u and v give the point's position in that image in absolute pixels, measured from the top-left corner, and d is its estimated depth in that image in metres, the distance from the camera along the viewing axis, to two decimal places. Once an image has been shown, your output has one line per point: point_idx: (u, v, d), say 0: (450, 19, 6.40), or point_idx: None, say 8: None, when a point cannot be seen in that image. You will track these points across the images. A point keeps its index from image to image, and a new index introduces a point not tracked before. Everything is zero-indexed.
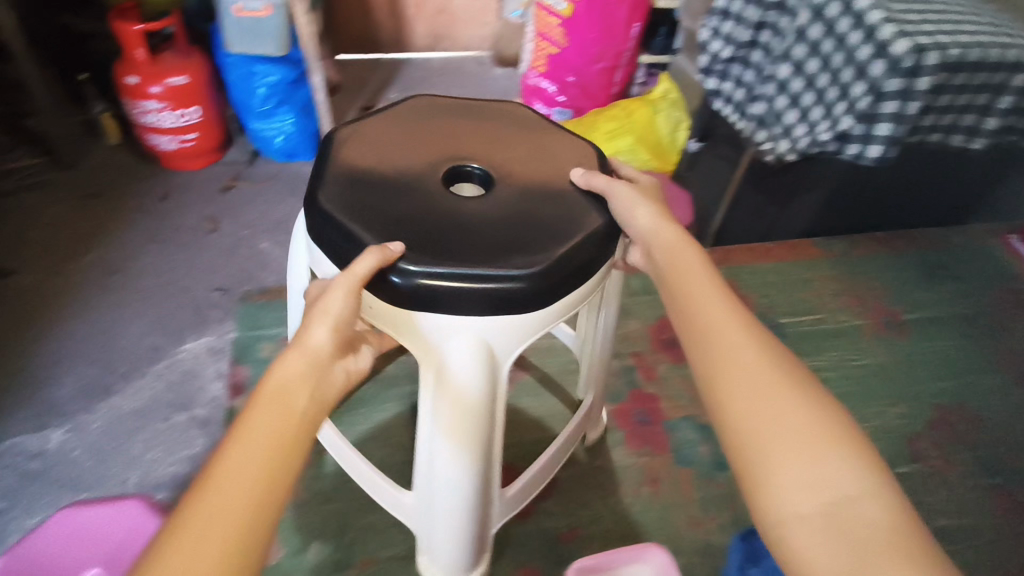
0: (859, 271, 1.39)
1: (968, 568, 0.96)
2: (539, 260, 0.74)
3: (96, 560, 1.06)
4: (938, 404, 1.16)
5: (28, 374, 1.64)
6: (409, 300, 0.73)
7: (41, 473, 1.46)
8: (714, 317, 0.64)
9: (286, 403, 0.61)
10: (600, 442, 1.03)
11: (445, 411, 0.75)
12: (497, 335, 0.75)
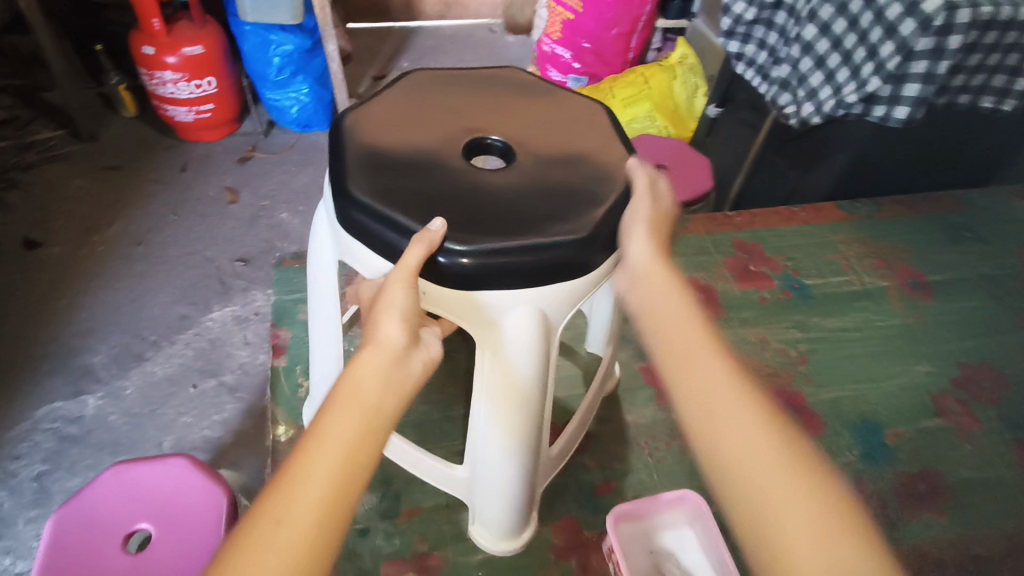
0: (883, 234, 1.40)
1: (995, 518, 0.98)
2: (587, 221, 0.68)
3: (145, 515, 1.04)
4: (962, 362, 1.18)
5: (62, 342, 1.68)
6: (456, 282, 0.65)
7: (80, 437, 1.50)
8: (691, 357, 0.59)
9: (363, 400, 0.56)
10: (630, 398, 1.06)
11: (505, 387, 0.71)
12: (557, 304, 0.69)
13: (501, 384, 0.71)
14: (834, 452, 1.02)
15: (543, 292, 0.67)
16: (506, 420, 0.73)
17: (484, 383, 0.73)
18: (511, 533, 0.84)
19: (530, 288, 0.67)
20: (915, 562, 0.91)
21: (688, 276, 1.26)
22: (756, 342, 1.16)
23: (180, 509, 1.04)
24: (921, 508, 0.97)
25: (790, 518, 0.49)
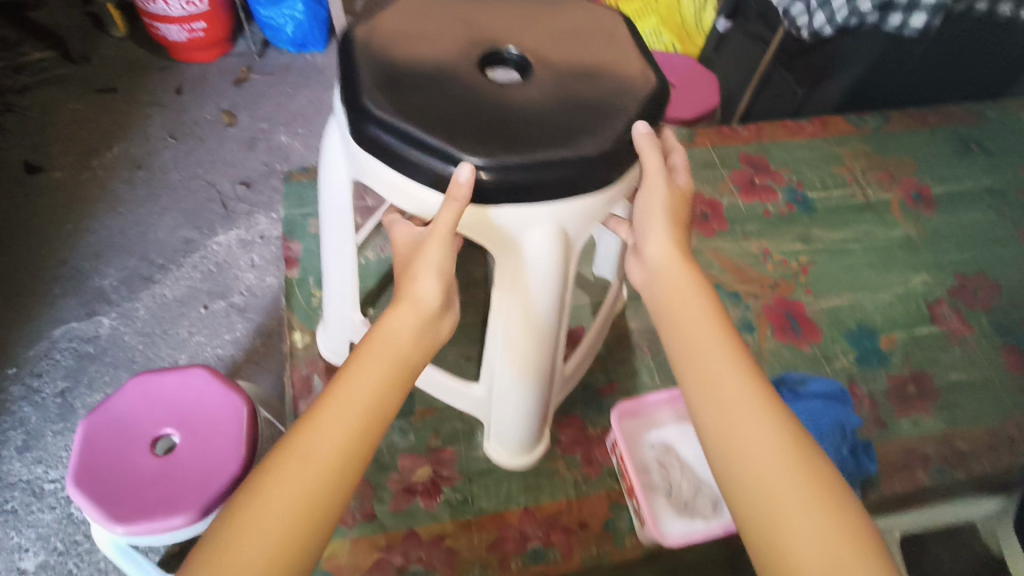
0: (889, 147, 1.39)
1: (979, 415, 1.03)
2: (611, 138, 0.62)
3: (169, 419, 1.15)
4: (959, 272, 1.20)
5: (72, 265, 1.70)
6: (474, 198, 0.60)
7: (98, 355, 1.55)
8: (709, 361, 0.60)
9: (394, 355, 0.59)
10: (634, 307, 1.08)
11: (524, 312, 0.68)
12: (577, 223, 0.63)
13: (520, 309, 0.67)
14: (830, 356, 1.06)
15: (565, 209, 0.62)
16: (523, 341, 0.71)
17: (501, 307, 0.69)
18: (527, 446, 0.87)
19: (552, 205, 0.61)
20: (901, 455, 0.97)
21: (693, 190, 1.26)
22: (759, 254, 1.18)
23: (202, 416, 1.16)
24: (910, 407, 1.02)
25: (790, 540, 0.52)
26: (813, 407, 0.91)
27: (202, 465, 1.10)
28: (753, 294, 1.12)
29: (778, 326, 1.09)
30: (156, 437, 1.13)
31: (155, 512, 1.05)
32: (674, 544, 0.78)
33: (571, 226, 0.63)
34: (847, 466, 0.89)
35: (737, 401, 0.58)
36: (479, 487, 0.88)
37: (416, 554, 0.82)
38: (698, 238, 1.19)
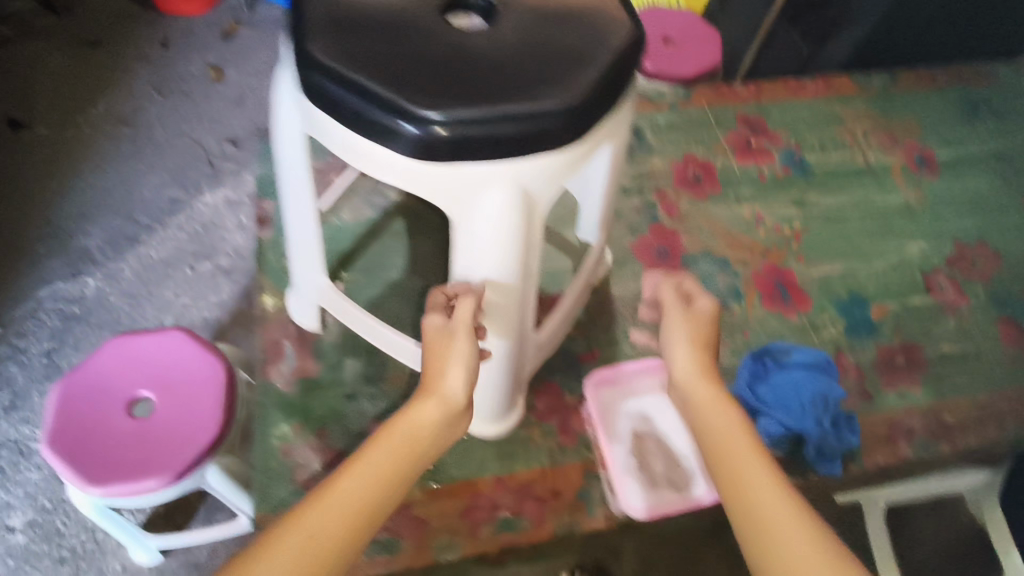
0: (894, 108, 1.33)
1: (969, 388, 1.00)
2: (579, 88, 0.57)
3: (145, 381, 1.13)
4: (958, 241, 1.16)
5: (57, 224, 1.67)
6: (427, 155, 0.55)
7: (83, 316, 1.54)
8: (741, 463, 0.63)
9: (413, 442, 0.61)
10: (619, 273, 1.04)
11: (484, 277, 0.63)
12: (539, 183, 0.59)
13: (481, 274, 0.63)
14: (819, 325, 1.03)
15: (526, 165, 0.57)
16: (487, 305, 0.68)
17: (460, 271, 0.65)
18: (499, 414, 0.85)
19: (511, 161, 0.56)
20: (885, 428, 0.95)
21: (686, 151, 1.20)
22: (751, 219, 1.13)
23: (178, 377, 1.14)
24: (897, 379, 0.99)
25: None
26: (797, 378, 0.88)
27: (179, 427, 1.09)
28: (743, 260, 1.08)
29: (767, 294, 1.05)
30: (133, 399, 1.12)
31: (131, 473, 1.04)
32: (641, 516, 0.79)
33: (532, 186, 0.58)
34: (828, 439, 0.87)
35: (766, 497, 0.61)
36: (450, 456, 0.86)
37: (385, 522, 0.81)
38: (689, 200, 1.14)
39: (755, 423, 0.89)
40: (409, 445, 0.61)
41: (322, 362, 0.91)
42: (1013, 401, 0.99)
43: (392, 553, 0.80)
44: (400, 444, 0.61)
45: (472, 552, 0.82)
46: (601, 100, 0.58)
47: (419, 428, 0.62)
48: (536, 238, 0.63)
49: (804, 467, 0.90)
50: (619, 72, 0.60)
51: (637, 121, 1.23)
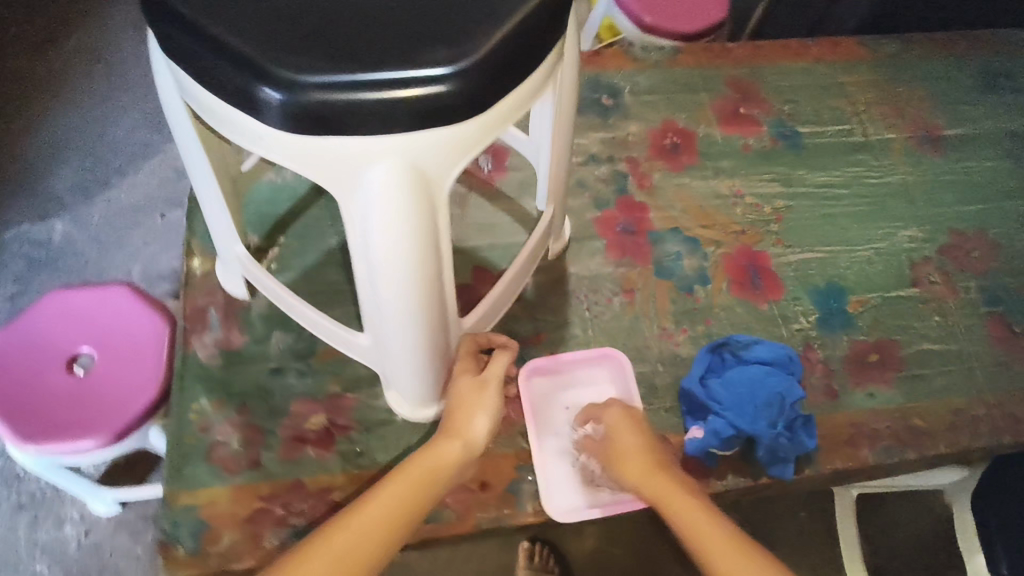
0: (903, 77, 1.21)
1: (946, 392, 0.93)
2: (474, 47, 0.48)
3: (87, 338, 1.09)
4: (955, 229, 1.06)
5: (25, 161, 1.60)
6: (299, 128, 0.47)
7: (49, 262, 1.49)
8: (715, 544, 0.66)
9: (439, 466, 0.71)
10: (577, 250, 0.97)
11: (381, 269, 0.55)
12: (433, 161, 0.49)
13: (377, 266, 0.55)
14: (788, 317, 0.95)
15: (416, 140, 0.48)
16: (393, 299, 0.59)
17: (358, 261, 0.57)
18: (427, 399, 0.80)
19: (398, 135, 0.48)
20: (848, 430, 0.88)
21: (667, 116, 1.10)
22: (728, 195, 1.05)
23: (121, 336, 1.10)
24: (867, 377, 0.92)
25: None
26: (753, 376, 0.82)
27: (119, 387, 1.05)
28: (714, 241, 1.00)
29: (737, 280, 0.97)
30: (73, 357, 1.08)
31: (67, 432, 1.01)
32: (558, 517, 0.78)
33: (423, 165, 0.49)
34: (782, 443, 0.81)
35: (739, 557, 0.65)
36: (375, 439, 0.82)
37: (299, 507, 0.78)
38: (663, 173, 1.05)
39: (706, 420, 0.83)
40: (435, 471, 0.71)
41: (248, 334, 0.86)
42: (992, 407, 0.92)
43: None
44: (427, 466, 0.71)
45: None
46: (502, 61, 0.49)
47: (444, 457, 0.72)
48: (441, 224, 0.54)
49: (756, 469, 0.84)
50: (531, 31, 0.51)
51: (617, 81, 1.12)
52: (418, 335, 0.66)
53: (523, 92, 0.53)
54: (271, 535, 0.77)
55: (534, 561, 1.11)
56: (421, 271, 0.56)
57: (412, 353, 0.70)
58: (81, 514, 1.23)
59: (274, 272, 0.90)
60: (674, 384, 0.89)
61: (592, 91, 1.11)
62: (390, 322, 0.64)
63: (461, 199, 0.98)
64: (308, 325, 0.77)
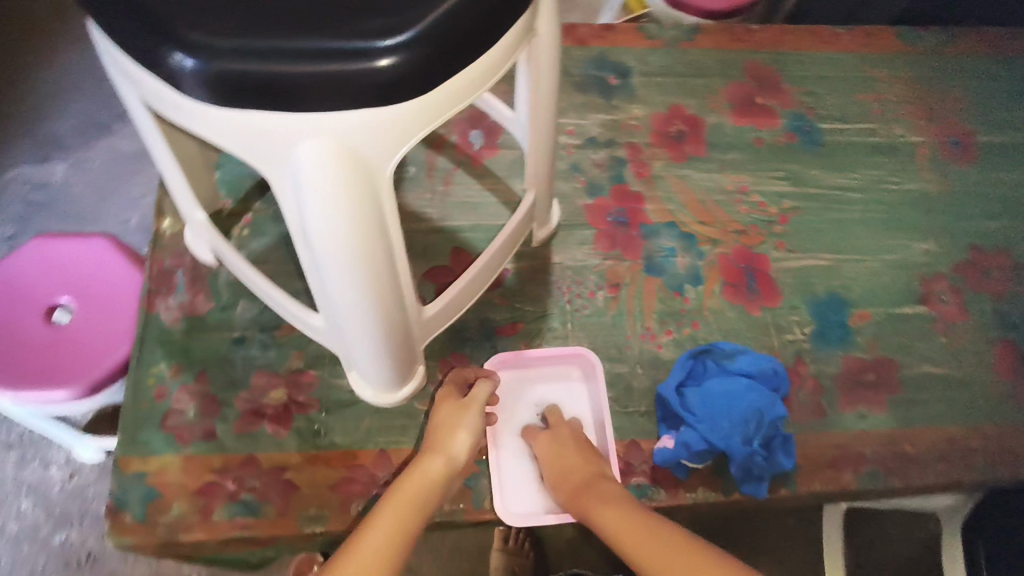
0: (939, 75, 1.12)
1: (942, 419, 0.87)
2: (415, 17, 0.44)
3: (66, 290, 1.01)
4: (975, 245, 0.99)
5: (23, 92, 1.46)
6: (218, 100, 0.44)
7: (47, 205, 1.36)
8: (636, 533, 0.65)
9: (427, 485, 0.68)
10: (564, 238, 0.92)
11: (320, 258, 0.51)
12: (370, 142, 0.46)
13: (316, 255, 0.51)
14: (781, 326, 0.90)
15: (347, 119, 0.45)
16: (337, 291, 0.56)
17: (301, 250, 0.53)
18: (390, 387, 0.76)
19: (326, 112, 0.44)
20: (832, 451, 0.84)
21: (675, 102, 1.04)
22: (732, 190, 0.98)
23: (105, 283, 1.02)
24: (860, 397, 0.87)
25: None
26: (732, 389, 0.79)
27: (100, 336, 0.97)
28: (711, 239, 0.94)
29: (731, 283, 0.92)
30: (54, 304, 1.01)
31: (39, 386, 0.93)
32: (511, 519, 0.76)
33: (360, 146, 0.46)
34: (756, 461, 0.77)
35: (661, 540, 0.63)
36: (334, 420, 0.79)
37: (251, 483, 0.75)
38: (664, 162, 0.99)
39: (678, 430, 0.80)
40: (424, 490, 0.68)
41: (214, 300, 0.84)
42: (990, 440, 0.87)
43: (255, 517, 0.74)
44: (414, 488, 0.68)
45: (340, 529, 0.75)
46: (448, 32, 0.45)
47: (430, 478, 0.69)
48: (386, 210, 0.50)
49: (727, 485, 0.80)
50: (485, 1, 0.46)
51: (625, 59, 1.07)
52: (371, 328, 0.62)
53: (478, 71, 0.49)
54: (220, 509, 0.74)
55: (507, 545, 1.06)
56: (366, 262, 0.52)
57: (366, 346, 0.66)
58: (69, 458, 1.14)
59: (246, 238, 0.88)
60: (651, 388, 0.85)
61: (598, 69, 1.05)
62: (340, 314, 0.60)
63: (448, 175, 0.94)
64: (267, 301, 0.73)
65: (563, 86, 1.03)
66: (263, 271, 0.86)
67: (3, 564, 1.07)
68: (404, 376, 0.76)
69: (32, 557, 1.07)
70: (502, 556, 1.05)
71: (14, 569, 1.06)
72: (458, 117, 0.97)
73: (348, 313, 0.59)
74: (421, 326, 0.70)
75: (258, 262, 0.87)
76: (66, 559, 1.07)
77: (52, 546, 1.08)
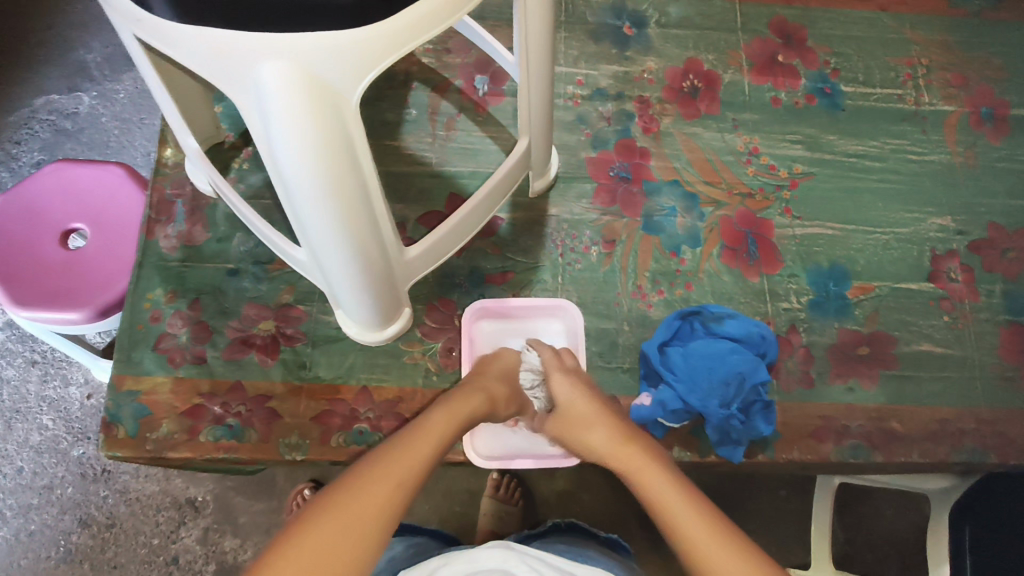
0: (979, 41, 1.05)
1: (934, 399, 0.85)
2: None
3: (81, 216, 1.03)
4: (992, 223, 0.95)
5: (47, 15, 1.45)
6: (184, 17, 0.45)
7: (73, 133, 1.36)
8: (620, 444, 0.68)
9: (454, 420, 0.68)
10: (561, 189, 0.91)
11: (290, 187, 0.51)
12: (331, 64, 0.45)
13: (287, 183, 0.51)
14: (778, 293, 0.88)
15: (309, 41, 0.44)
16: (312, 224, 0.55)
17: (276, 182, 0.53)
18: (374, 325, 0.77)
19: (285, 33, 0.44)
20: (815, 422, 0.82)
21: (692, 55, 1.00)
22: (742, 151, 0.95)
23: (118, 213, 1.04)
24: (851, 370, 0.85)
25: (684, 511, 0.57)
26: (715, 350, 0.78)
27: (111, 264, 0.99)
28: (714, 201, 0.92)
29: (730, 246, 0.90)
30: (68, 230, 1.02)
31: (52, 307, 0.95)
32: (477, 462, 0.79)
33: (319, 69, 0.45)
34: (733, 425, 0.78)
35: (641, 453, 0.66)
36: (320, 354, 0.81)
37: (236, 408, 0.78)
38: (674, 118, 0.96)
39: (657, 388, 0.80)
40: (440, 435, 0.64)
41: (211, 232, 0.87)
42: (983, 423, 0.84)
43: (238, 440, 0.77)
44: (431, 429, 0.65)
45: (319, 458, 0.77)
46: None
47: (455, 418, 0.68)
48: (354, 137, 0.50)
49: (704, 446, 0.80)
50: None
51: (644, 9, 1.03)
52: (349, 263, 0.62)
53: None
54: (206, 431, 0.77)
55: (498, 492, 1.07)
56: (340, 190, 0.52)
57: (345, 282, 0.66)
58: (88, 378, 1.18)
59: (246, 171, 0.89)
60: (637, 346, 0.84)
61: (614, 17, 1.02)
62: (318, 250, 0.60)
63: (450, 121, 0.92)
64: (257, 234, 0.74)
65: (576, 33, 1.00)
66: (260, 205, 0.88)
67: (25, 472, 1.13)
68: (387, 315, 0.76)
69: (52, 467, 1.13)
70: (492, 501, 1.06)
71: (35, 477, 1.12)
72: (465, 61, 0.95)
73: (323, 249, 0.59)
74: (400, 266, 0.70)
75: (256, 196, 0.88)
76: (83, 472, 1.13)
77: (70, 459, 1.13)
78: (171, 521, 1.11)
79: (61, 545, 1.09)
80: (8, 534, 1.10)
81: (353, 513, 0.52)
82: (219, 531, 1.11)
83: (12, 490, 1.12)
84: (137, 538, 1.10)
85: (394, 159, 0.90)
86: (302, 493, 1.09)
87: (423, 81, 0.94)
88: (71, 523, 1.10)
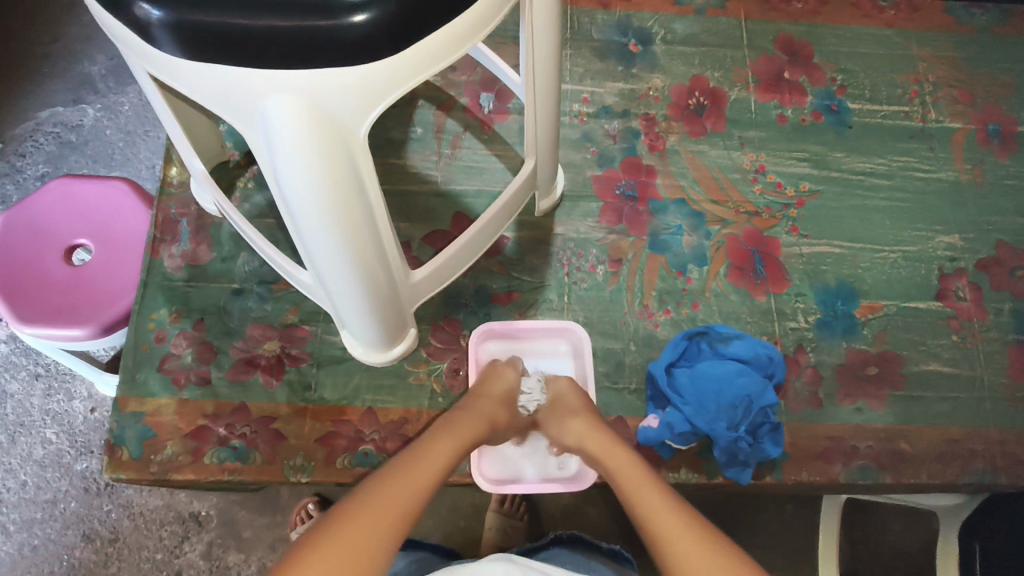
0: (986, 58, 1.04)
1: (942, 418, 0.84)
2: None
3: (84, 232, 1.02)
4: (1000, 241, 0.94)
5: (53, 28, 1.45)
6: (188, 53, 0.45)
7: (78, 146, 1.36)
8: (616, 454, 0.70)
9: (457, 440, 0.68)
10: (566, 206, 0.91)
11: (297, 215, 0.51)
12: (338, 98, 0.45)
13: (294, 211, 0.51)
14: (785, 313, 0.88)
15: (316, 76, 0.44)
16: (318, 251, 0.55)
17: (282, 210, 0.53)
18: (380, 346, 0.77)
19: (292, 69, 0.44)
20: (822, 443, 0.82)
21: (698, 73, 1.00)
22: (749, 169, 0.95)
23: (122, 229, 1.03)
24: (860, 391, 0.85)
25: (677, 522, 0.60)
26: (723, 373, 0.78)
27: (116, 281, 0.99)
28: (721, 219, 0.91)
29: (738, 265, 0.89)
30: (72, 246, 1.02)
31: (56, 325, 0.95)
32: (487, 486, 0.79)
33: (326, 103, 0.45)
34: (741, 447, 0.77)
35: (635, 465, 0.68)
36: (325, 375, 0.81)
37: (241, 429, 0.78)
38: (680, 136, 0.96)
39: (664, 410, 0.80)
40: (444, 459, 0.65)
41: (216, 251, 0.86)
42: (992, 444, 0.84)
43: (242, 462, 0.76)
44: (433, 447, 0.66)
45: (324, 480, 0.77)
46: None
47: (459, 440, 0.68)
48: (360, 167, 0.50)
49: (712, 467, 0.80)
50: None
51: (649, 25, 1.03)
52: (355, 286, 0.61)
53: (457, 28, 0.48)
54: (211, 453, 0.77)
55: (503, 507, 1.06)
56: (347, 216, 0.52)
57: (350, 304, 0.65)
58: (92, 392, 1.18)
59: (250, 190, 0.89)
60: (643, 366, 0.84)
61: (620, 34, 1.02)
62: (325, 275, 0.59)
63: (455, 139, 0.92)
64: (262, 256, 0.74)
65: (581, 50, 1.00)
66: (265, 224, 0.87)
67: (29, 486, 1.12)
68: (393, 336, 0.76)
69: (55, 481, 1.12)
70: (497, 517, 1.05)
71: (39, 491, 1.12)
72: (470, 79, 0.95)
73: (330, 274, 0.59)
74: (405, 288, 0.70)
75: (260, 215, 0.88)
76: (86, 486, 1.13)
77: (74, 473, 1.13)
78: (175, 536, 1.10)
79: (65, 559, 1.09)
80: (12, 549, 1.09)
81: (356, 531, 0.53)
82: (223, 546, 1.10)
83: (15, 504, 1.11)
84: (140, 554, 1.09)
85: (399, 178, 0.90)
86: (307, 507, 1.10)
87: (428, 98, 0.94)
88: (74, 537, 1.10)
